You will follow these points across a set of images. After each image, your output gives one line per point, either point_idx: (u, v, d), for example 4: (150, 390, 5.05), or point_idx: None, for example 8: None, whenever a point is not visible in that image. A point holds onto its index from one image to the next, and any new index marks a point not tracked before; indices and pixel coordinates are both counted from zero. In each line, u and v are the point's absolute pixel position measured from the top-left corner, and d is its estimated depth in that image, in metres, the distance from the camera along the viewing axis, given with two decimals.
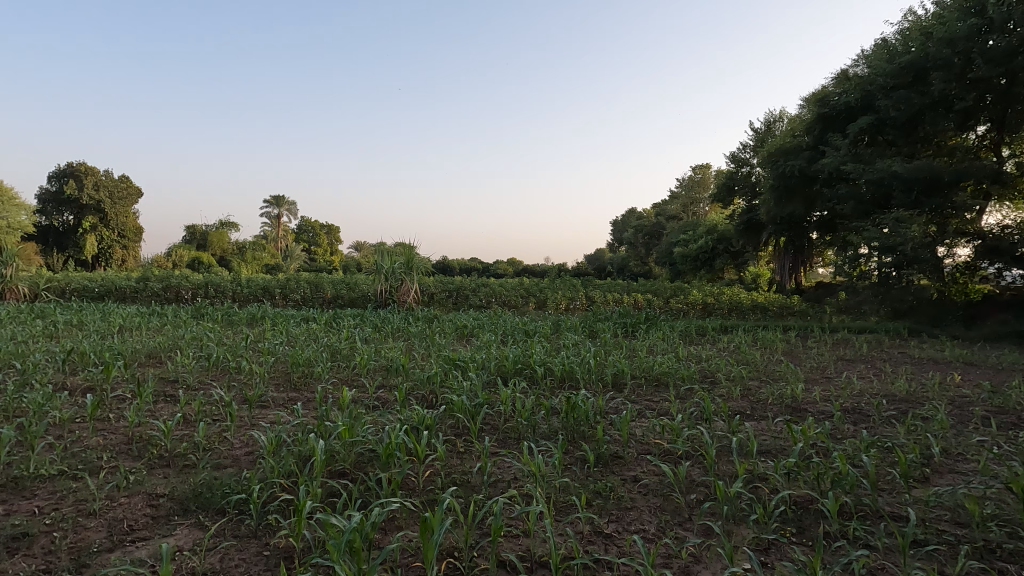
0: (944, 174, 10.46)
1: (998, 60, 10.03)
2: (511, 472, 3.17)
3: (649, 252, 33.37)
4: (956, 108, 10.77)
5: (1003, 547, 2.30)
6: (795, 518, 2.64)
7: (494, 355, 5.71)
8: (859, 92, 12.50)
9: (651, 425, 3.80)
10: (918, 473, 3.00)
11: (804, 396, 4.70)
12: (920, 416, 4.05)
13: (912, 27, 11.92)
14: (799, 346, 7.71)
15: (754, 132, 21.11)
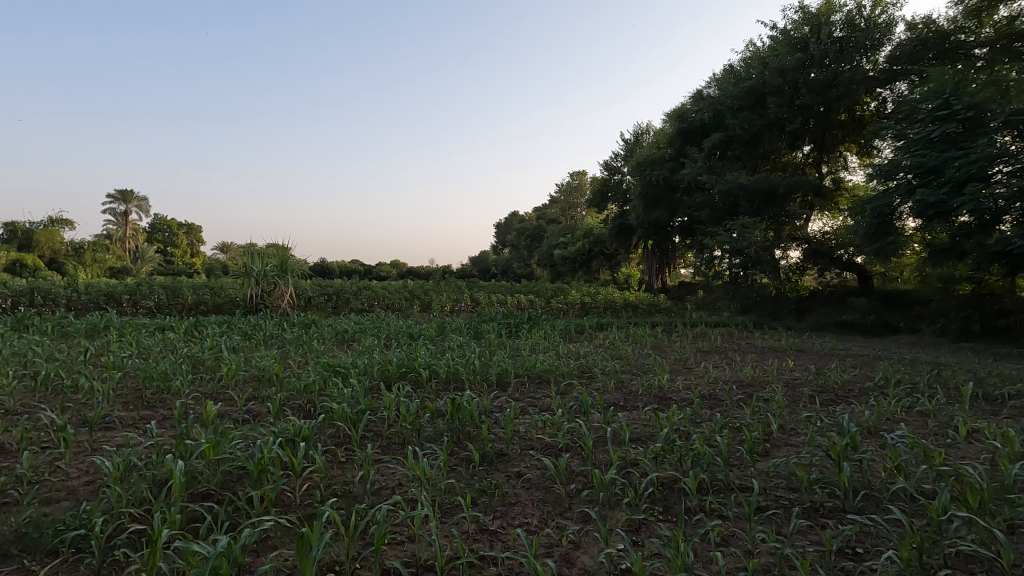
0: (779, 186, 12.04)
1: (818, 90, 11.84)
2: (395, 478, 3.10)
3: (531, 254, 34.58)
4: (788, 130, 12.48)
5: (824, 506, 2.71)
6: (661, 497, 2.88)
7: (377, 359, 5.55)
8: (712, 111, 13.93)
9: (533, 421, 3.93)
10: (761, 448, 3.42)
11: (669, 385, 5.14)
12: (762, 397, 4.63)
13: (751, 58, 13.64)
14: (665, 340, 8.44)
15: (624, 143, 22.69)
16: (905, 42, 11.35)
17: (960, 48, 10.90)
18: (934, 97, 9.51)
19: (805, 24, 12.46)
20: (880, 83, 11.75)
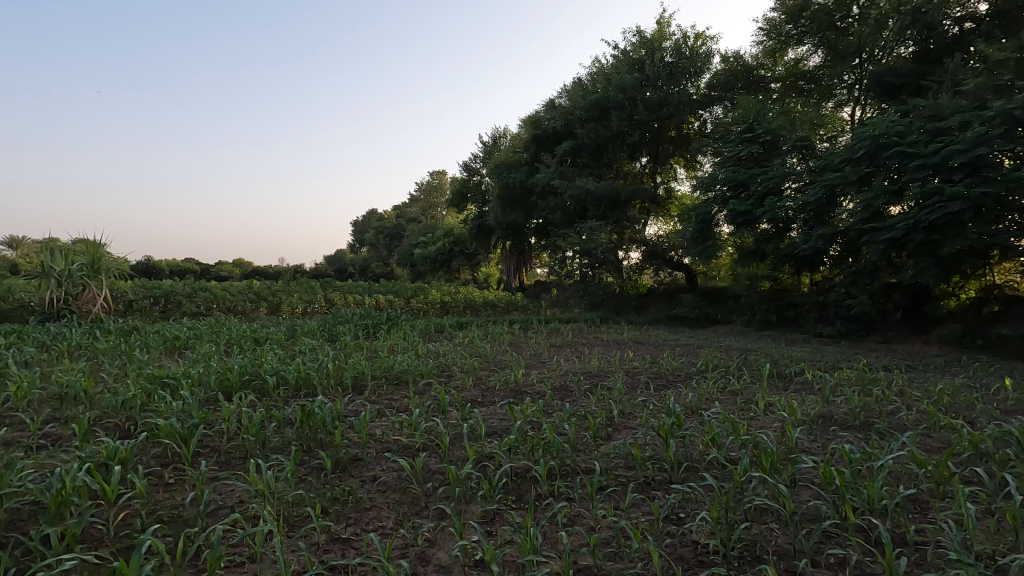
0: (621, 194, 13.25)
1: (653, 108, 13.23)
2: (236, 496, 2.85)
3: (391, 254, 33.83)
4: (628, 142, 13.81)
5: (655, 479, 3.03)
6: (515, 487, 3.00)
7: (215, 367, 5.02)
8: (562, 120, 14.78)
9: (390, 423, 3.86)
10: (604, 432, 3.74)
11: (524, 379, 5.38)
12: (606, 386, 5.04)
13: (596, 73, 14.77)
14: (521, 337, 8.80)
15: (483, 146, 23.17)
16: (720, 71, 13.10)
17: (760, 81, 13.15)
18: (742, 122, 11.22)
19: (641, 47, 13.81)
20: (703, 105, 13.29)
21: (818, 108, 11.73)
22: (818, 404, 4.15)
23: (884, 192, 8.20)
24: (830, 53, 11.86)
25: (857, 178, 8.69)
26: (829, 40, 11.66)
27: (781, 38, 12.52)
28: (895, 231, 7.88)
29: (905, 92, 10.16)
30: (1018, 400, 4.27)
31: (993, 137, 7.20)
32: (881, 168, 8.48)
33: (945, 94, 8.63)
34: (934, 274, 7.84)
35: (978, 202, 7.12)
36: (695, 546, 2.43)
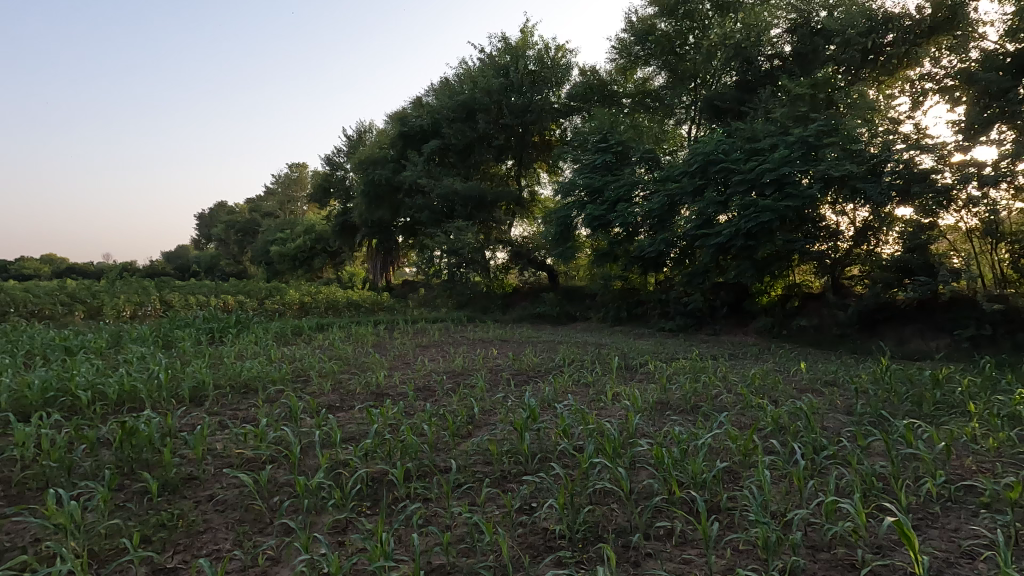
0: (487, 195, 13.71)
1: (517, 113, 13.80)
2: (30, 534, 2.42)
3: (243, 251, 31.04)
4: (494, 145, 14.19)
5: (510, 472, 3.14)
6: (370, 493, 2.93)
7: (6, 383, 4.20)
8: (429, 119, 14.67)
9: (232, 435, 3.53)
10: (463, 430, 3.79)
11: (386, 382, 5.24)
12: (468, 385, 5.09)
13: (463, 75, 14.93)
14: (386, 337, 8.58)
15: (347, 139, 22.22)
16: (579, 83, 13.93)
17: (613, 95, 14.13)
18: (597, 132, 12.07)
19: (506, 53, 14.22)
20: (562, 114, 14.21)
21: (661, 125, 12.93)
22: (656, 392, 4.59)
23: (713, 202, 9.32)
24: (671, 76, 13.29)
25: (692, 189, 9.82)
26: (671, 63, 13.16)
27: (631, 57, 13.74)
28: (721, 237, 9.01)
29: (730, 116, 11.60)
30: (810, 381, 5.10)
31: (794, 159, 8.55)
32: (711, 181, 9.64)
33: (759, 120, 10.05)
34: (751, 275, 9.08)
35: (782, 213, 8.43)
36: (544, 533, 2.56)
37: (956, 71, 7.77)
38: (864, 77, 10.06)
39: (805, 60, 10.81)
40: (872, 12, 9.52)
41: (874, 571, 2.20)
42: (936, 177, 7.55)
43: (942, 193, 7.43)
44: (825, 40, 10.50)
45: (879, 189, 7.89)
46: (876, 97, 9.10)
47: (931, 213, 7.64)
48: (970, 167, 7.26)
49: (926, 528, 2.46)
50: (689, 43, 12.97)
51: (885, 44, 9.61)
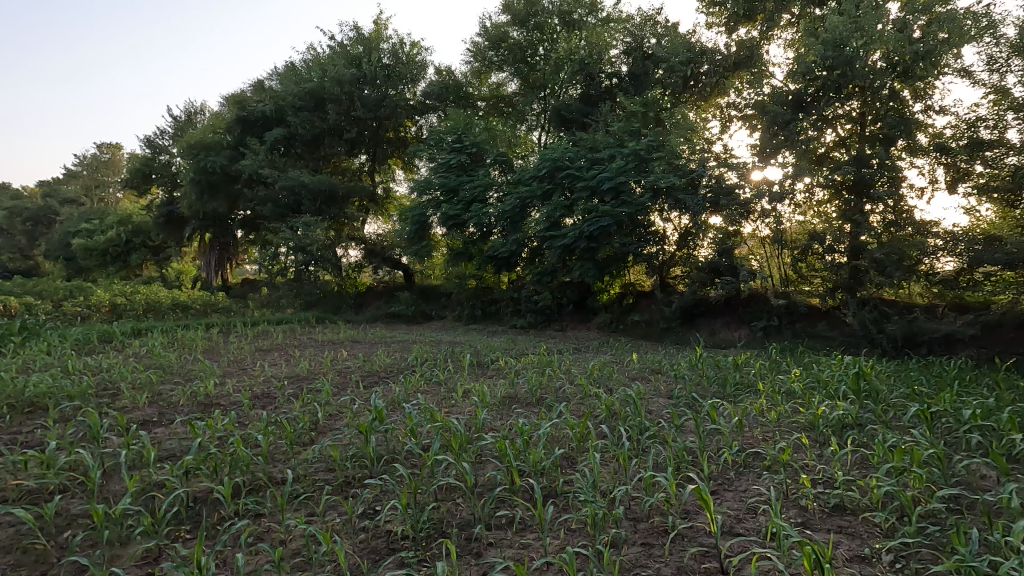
0: (338, 190, 13.18)
1: (370, 107, 13.38)
2: None
3: (33, 244, 25.94)
4: (345, 138, 13.62)
5: (354, 477, 3.04)
6: (190, 515, 2.64)
7: None
8: (273, 104, 13.55)
9: (6, 464, 2.92)
10: (305, 437, 3.58)
11: (217, 391, 4.73)
12: (313, 390, 4.78)
13: (312, 61, 14.07)
14: (220, 342, 7.76)
15: (173, 120, 19.71)
16: (434, 81, 13.89)
17: (468, 97, 14.34)
18: (452, 132, 12.12)
19: (358, 43, 13.67)
20: (418, 111, 14.10)
21: (514, 130, 13.42)
22: (505, 387, 4.76)
23: (560, 205, 9.96)
24: (523, 84, 14.04)
25: (541, 192, 10.42)
26: (522, 71, 13.83)
27: (485, 62, 14.34)
28: (567, 238, 9.67)
29: (575, 126, 12.42)
30: (640, 369, 5.67)
31: (628, 169, 9.49)
32: (558, 185, 10.34)
33: (600, 132, 10.91)
34: (593, 274, 9.85)
35: (619, 218, 9.33)
36: (387, 535, 2.53)
37: (753, 103, 9.17)
38: (685, 100, 11.38)
39: (638, 80, 11.89)
40: (691, 44, 10.81)
41: (681, 533, 2.52)
42: (739, 192, 8.85)
43: (743, 206, 8.73)
44: (654, 64, 11.67)
45: (696, 200, 9.04)
46: (694, 119, 10.38)
47: (734, 222, 8.92)
48: (763, 185, 8.63)
49: (722, 491, 2.88)
50: (540, 54, 13.70)
51: (701, 72, 10.96)
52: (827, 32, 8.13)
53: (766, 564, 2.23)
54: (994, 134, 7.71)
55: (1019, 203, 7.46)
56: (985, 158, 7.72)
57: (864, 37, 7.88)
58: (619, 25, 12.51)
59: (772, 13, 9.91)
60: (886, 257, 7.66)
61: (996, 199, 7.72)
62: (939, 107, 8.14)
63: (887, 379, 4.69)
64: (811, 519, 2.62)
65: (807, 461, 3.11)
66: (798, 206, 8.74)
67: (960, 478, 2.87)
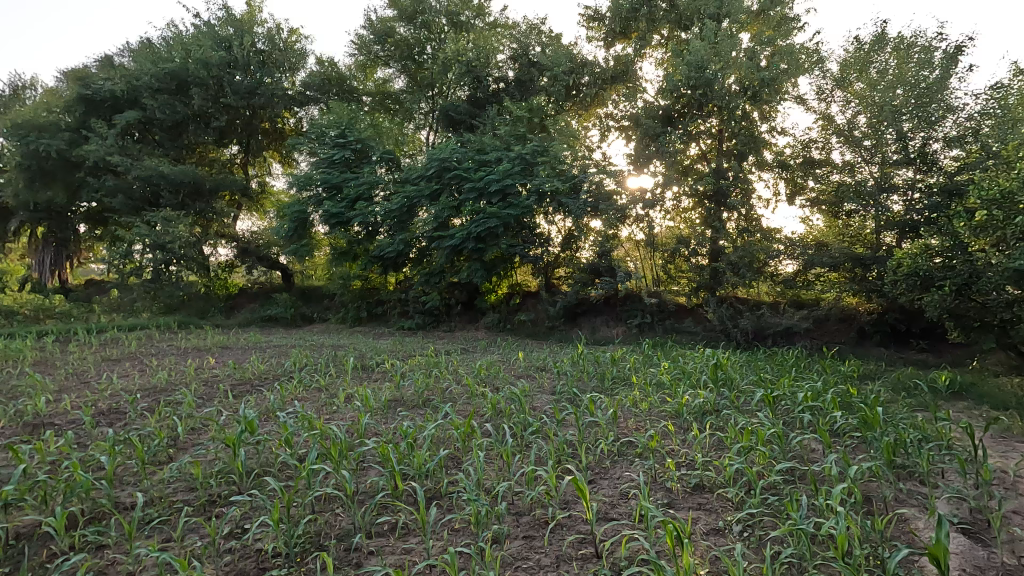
0: (205, 182, 12.11)
1: (242, 94, 12.39)
2: None
3: None
4: (213, 126, 12.51)
5: (220, 495, 2.80)
6: (10, 555, 2.28)
7: None
8: (125, 84, 11.98)
9: None
10: (161, 455, 3.23)
11: (49, 408, 4.10)
12: (172, 402, 4.31)
13: (173, 39, 12.73)
14: (55, 352, 6.75)
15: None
16: (315, 72, 13.23)
17: (353, 91, 13.88)
18: (335, 126, 11.60)
19: (228, 24, 12.60)
20: (297, 102, 13.36)
21: (401, 128, 13.20)
22: (391, 390, 4.65)
23: (448, 206, 9.97)
24: (411, 82, 13.98)
25: (429, 192, 10.35)
26: (410, 69, 13.75)
27: (370, 56, 14.15)
28: (455, 239, 9.69)
29: (462, 127, 12.47)
30: (525, 367, 5.84)
31: (515, 172, 9.72)
32: (446, 186, 10.34)
33: (487, 134, 11.05)
34: (481, 275, 9.96)
35: (505, 220, 9.52)
36: (256, 555, 2.37)
37: (628, 115, 9.82)
38: (568, 108, 11.89)
39: (524, 86, 12.16)
40: (573, 55, 11.31)
41: (560, 523, 2.63)
42: (616, 198, 9.43)
43: (619, 211, 9.32)
44: (540, 71, 11.89)
45: (578, 205, 9.50)
46: (576, 127, 10.88)
47: (612, 226, 9.49)
48: (637, 192, 9.27)
49: (598, 480, 3.05)
50: (427, 53, 13.70)
51: (582, 83, 11.51)
52: (691, 54, 8.93)
53: (635, 545, 2.40)
54: (822, 154, 8.98)
55: (841, 214, 8.73)
56: (816, 175, 8.94)
57: (721, 62, 8.76)
58: (506, 31, 12.73)
59: (645, 32, 10.64)
60: (739, 260, 8.60)
61: (823, 211, 8.98)
62: (781, 128, 9.29)
63: (739, 368, 5.26)
64: (675, 499, 2.86)
65: (673, 447, 3.40)
66: (667, 212, 9.50)
67: (794, 452, 3.31)
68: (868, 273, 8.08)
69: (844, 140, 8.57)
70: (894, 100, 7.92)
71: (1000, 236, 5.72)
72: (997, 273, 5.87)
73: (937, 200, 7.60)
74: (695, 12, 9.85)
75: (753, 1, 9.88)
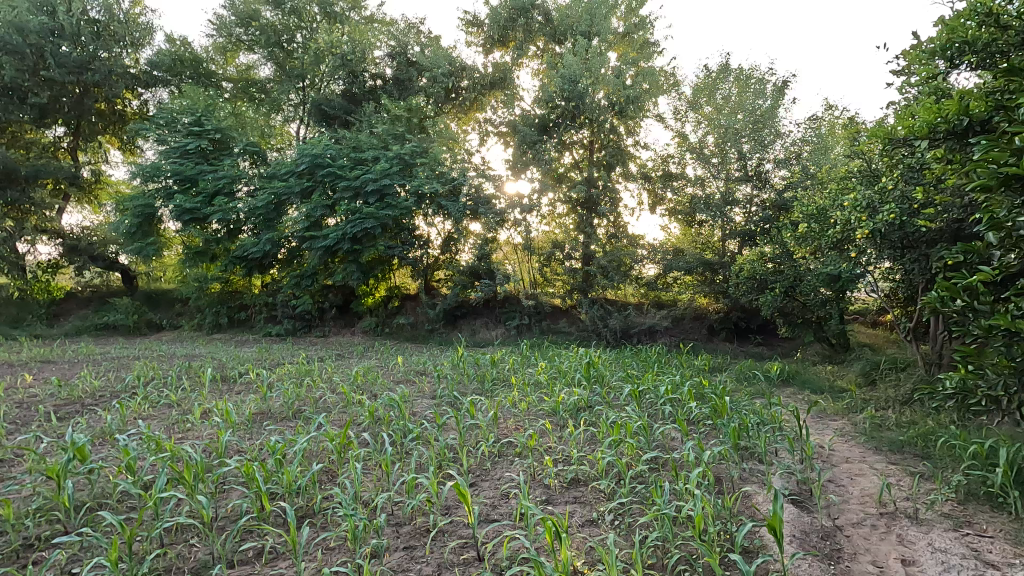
0: (20, 168, 10.31)
1: (70, 67, 10.69)
2: None
3: None
4: (31, 102, 10.68)
5: (40, 537, 2.38)
6: None
7: None
8: None
9: None
10: None
11: None
12: None
13: None
14: None
15: None
16: (163, 51, 11.84)
17: (211, 76, 12.65)
18: (188, 112, 10.47)
19: None
20: (141, 83, 11.90)
21: (267, 120, 12.30)
22: (257, 402, 4.29)
23: (322, 204, 9.47)
24: (279, 70, 13.12)
25: (300, 189, 9.77)
26: (277, 56, 12.92)
27: (232, 40, 13.10)
28: (329, 240, 9.23)
29: (337, 123, 11.90)
30: (405, 372, 5.72)
31: (393, 172, 9.51)
32: (318, 184, 9.82)
33: (363, 132, 10.66)
34: (357, 277, 9.58)
35: (383, 221, 9.25)
36: None
37: (506, 121, 10.06)
38: (447, 110, 11.88)
39: (402, 85, 11.88)
40: (452, 58, 11.31)
41: (442, 530, 2.60)
42: (495, 202, 9.60)
43: (498, 215, 9.50)
44: (419, 72, 11.73)
45: (457, 207, 9.52)
46: (455, 130, 10.91)
47: (492, 230, 9.64)
48: (515, 197, 9.52)
49: (479, 482, 3.07)
50: (297, 42, 12.97)
51: (461, 86, 11.57)
52: (564, 68, 9.37)
53: (515, 544, 2.45)
54: (678, 169, 9.91)
55: (694, 223, 9.67)
56: (673, 188, 9.83)
57: (592, 77, 9.29)
58: (384, 28, 12.37)
59: (521, 42, 10.96)
60: (608, 264, 9.20)
61: (680, 220, 9.89)
62: (644, 143, 10.09)
63: (609, 366, 5.60)
64: (553, 495, 2.96)
65: (550, 444, 3.52)
66: (543, 217, 9.86)
67: (657, 442, 3.60)
68: (716, 276, 9.11)
69: (695, 157, 9.50)
70: (736, 124, 9.02)
71: (817, 246, 6.71)
72: (814, 277, 6.87)
73: (770, 213, 8.74)
74: (568, 28, 10.35)
75: (620, 23, 10.61)
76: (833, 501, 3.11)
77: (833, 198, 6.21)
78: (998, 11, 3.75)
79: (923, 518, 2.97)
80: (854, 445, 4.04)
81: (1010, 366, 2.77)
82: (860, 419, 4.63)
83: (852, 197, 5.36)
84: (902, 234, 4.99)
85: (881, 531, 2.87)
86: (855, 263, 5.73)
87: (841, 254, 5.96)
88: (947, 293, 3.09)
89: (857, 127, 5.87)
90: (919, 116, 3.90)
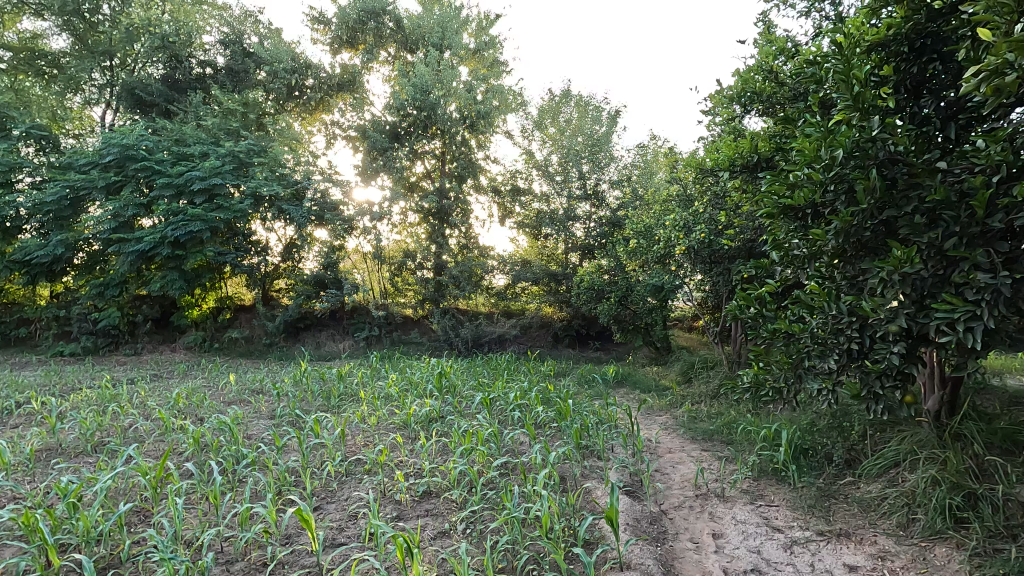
0: None
1: None
2: None
3: None
4: None
5: None
6: None
7: None
8: None
9: None
10: None
11: None
12: None
13: None
14: None
15: None
16: None
17: None
18: None
19: None
20: None
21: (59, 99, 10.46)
22: (42, 436, 3.56)
23: (134, 203, 8.23)
24: (77, 44, 11.21)
25: (105, 184, 8.41)
26: (75, 27, 11.05)
27: (13, 1, 10.96)
28: (143, 244, 8.05)
29: (154, 111, 10.47)
30: (238, 391, 5.16)
31: (225, 171, 8.63)
32: (130, 179, 8.55)
33: (188, 124, 9.52)
34: (179, 287, 8.43)
35: (212, 224, 8.30)
36: None
37: (355, 125, 9.71)
38: (289, 109, 11.10)
39: (236, 76, 10.88)
40: (295, 53, 10.60)
41: (281, 562, 2.40)
42: (342, 209, 9.20)
43: (346, 222, 9.12)
44: (256, 64, 10.83)
45: (300, 212, 8.96)
46: (299, 131, 10.25)
47: (339, 237, 9.23)
48: (365, 204, 9.20)
49: (324, 505, 2.89)
50: (103, 14, 11.19)
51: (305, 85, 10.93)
52: (416, 77, 9.31)
53: (365, 565, 2.35)
54: (525, 184, 10.41)
55: (540, 236, 10.20)
56: (521, 202, 10.28)
57: (443, 89, 9.37)
58: (215, 12, 11.24)
59: (371, 46, 10.69)
60: (459, 274, 9.29)
61: (527, 233, 10.37)
62: (494, 158, 10.42)
63: (460, 375, 5.64)
64: (404, 510, 2.89)
65: (401, 458, 3.43)
66: (394, 226, 9.65)
67: (507, 448, 3.72)
68: (560, 286, 9.70)
69: (541, 173, 10.07)
70: (576, 146, 9.79)
71: (644, 260, 7.49)
72: (642, 287, 7.65)
73: (605, 229, 9.57)
74: (420, 37, 10.36)
75: (471, 39, 10.90)
76: (659, 489, 3.50)
77: (657, 218, 6.99)
78: (778, 68, 4.62)
79: (728, 495, 3.46)
80: (676, 437, 4.58)
81: (788, 362, 3.35)
82: (679, 413, 5.25)
83: (672, 218, 6.09)
84: (710, 251, 5.78)
85: (696, 511, 3.28)
86: (675, 275, 6.50)
87: (664, 267, 6.72)
88: (744, 302, 3.64)
89: (675, 157, 6.69)
90: (722, 151, 4.57)
